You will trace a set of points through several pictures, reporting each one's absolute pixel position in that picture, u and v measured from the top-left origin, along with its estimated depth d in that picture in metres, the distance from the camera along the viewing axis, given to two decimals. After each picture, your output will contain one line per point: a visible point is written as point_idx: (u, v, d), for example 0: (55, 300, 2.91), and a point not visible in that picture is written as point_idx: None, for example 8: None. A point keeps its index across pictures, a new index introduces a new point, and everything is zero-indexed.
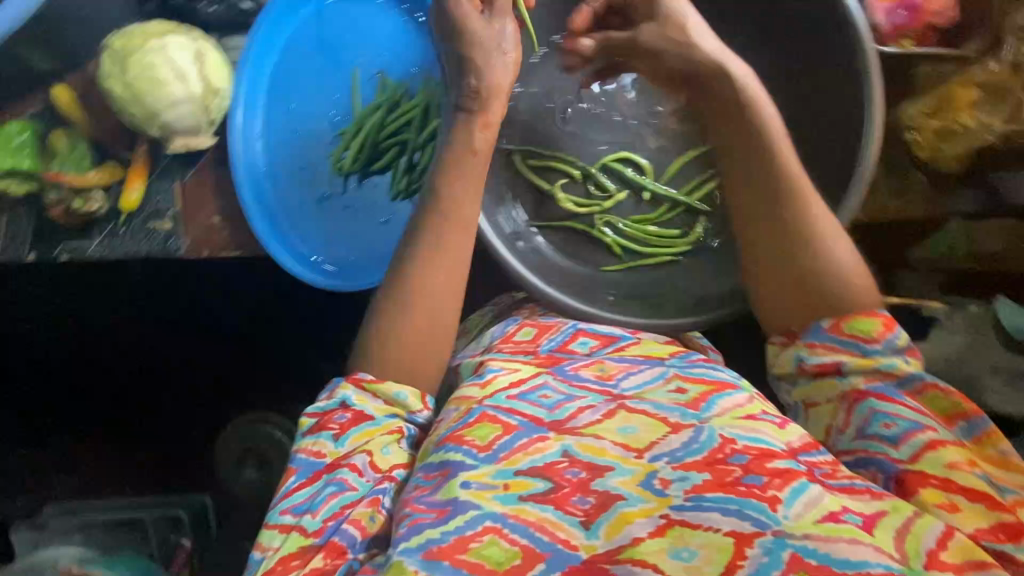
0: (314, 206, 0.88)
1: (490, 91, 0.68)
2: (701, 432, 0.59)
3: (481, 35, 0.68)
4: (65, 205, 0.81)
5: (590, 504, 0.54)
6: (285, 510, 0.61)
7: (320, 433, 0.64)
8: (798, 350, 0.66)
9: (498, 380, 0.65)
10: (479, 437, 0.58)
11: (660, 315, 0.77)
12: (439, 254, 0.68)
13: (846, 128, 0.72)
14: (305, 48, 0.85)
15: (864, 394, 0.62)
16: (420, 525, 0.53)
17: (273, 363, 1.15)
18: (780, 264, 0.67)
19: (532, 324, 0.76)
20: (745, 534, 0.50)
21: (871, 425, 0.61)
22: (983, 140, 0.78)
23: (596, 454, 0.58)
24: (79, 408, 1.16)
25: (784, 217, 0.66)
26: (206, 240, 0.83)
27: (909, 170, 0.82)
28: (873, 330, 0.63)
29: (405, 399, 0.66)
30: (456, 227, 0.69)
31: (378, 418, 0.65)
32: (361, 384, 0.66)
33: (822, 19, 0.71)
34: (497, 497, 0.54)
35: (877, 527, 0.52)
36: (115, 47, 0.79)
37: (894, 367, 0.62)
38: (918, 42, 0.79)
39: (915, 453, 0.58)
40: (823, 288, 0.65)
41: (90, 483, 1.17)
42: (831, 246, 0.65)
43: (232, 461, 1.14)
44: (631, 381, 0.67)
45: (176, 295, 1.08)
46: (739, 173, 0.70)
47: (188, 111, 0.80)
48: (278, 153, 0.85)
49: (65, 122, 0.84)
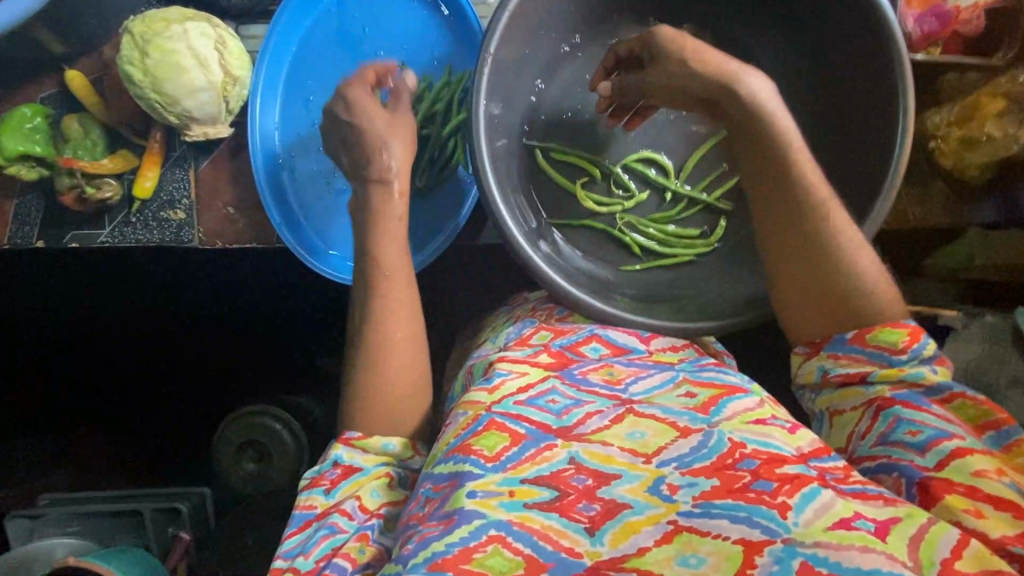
0: (330, 198, 0.85)
1: (399, 168, 0.71)
2: (710, 437, 0.59)
3: (378, 125, 0.72)
4: (78, 190, 0.79)
5: (595, 511, 0.53)
6: (278, 557, 0.60)
7: (313, 488, 0.63)
8: (822, 362, 0.65)
9: (506, 385, 0.64)
10: (487, 446, 0.57)
11: (684, 318, 0.76)
12: (391, 308, 0.68)
13: (873, 134, 0.72)
14: (326, 39, 0.83)
15: (890, 401, 0.61)
16: (428, 539, 0.51)
17: (283, 356, 1.15)
18: (804, 275, 0.65)
19: (548, 328, 0.75)
20: (753, 542, 0.49)
21: (894, 432, 0.60)
22: (1007, 149, 0.77)
23: (603, 461, 0.57)
24: (83, 398, 1.14)
25: (811, 227, 0.65)
26: (219, 232, 0.83)
27: (931, 179, 0.82)
28: (899, 341, 0.61)
29: (394, 448, 0.66)
30: (396, 282, 0.69)
31: (367, 468, 0.64)
32: (351, 442, 0.65)
33: (853, 24, 0.71)
34: (503, 504, 0.53)
35: (891, 534, 0.50)
36: (134, 31, 0.76)
37: (922, 376, 0.61)
38: (944, 49, 0.79)
39: (940, 460, 0.56)
40: (848, 299, 0.64)
41: (89, 474, 1.15)
42: (859, 255, 0.64)
43: (233, 450, 1.11)
44: (640, 385, 0.67)
45: (184, 286, 1.07)
46: (765, 185, 0.67)
47: (210, 99, 0.78)
48: (296, 145, 0.83)
49: (79, 107, 0.82)
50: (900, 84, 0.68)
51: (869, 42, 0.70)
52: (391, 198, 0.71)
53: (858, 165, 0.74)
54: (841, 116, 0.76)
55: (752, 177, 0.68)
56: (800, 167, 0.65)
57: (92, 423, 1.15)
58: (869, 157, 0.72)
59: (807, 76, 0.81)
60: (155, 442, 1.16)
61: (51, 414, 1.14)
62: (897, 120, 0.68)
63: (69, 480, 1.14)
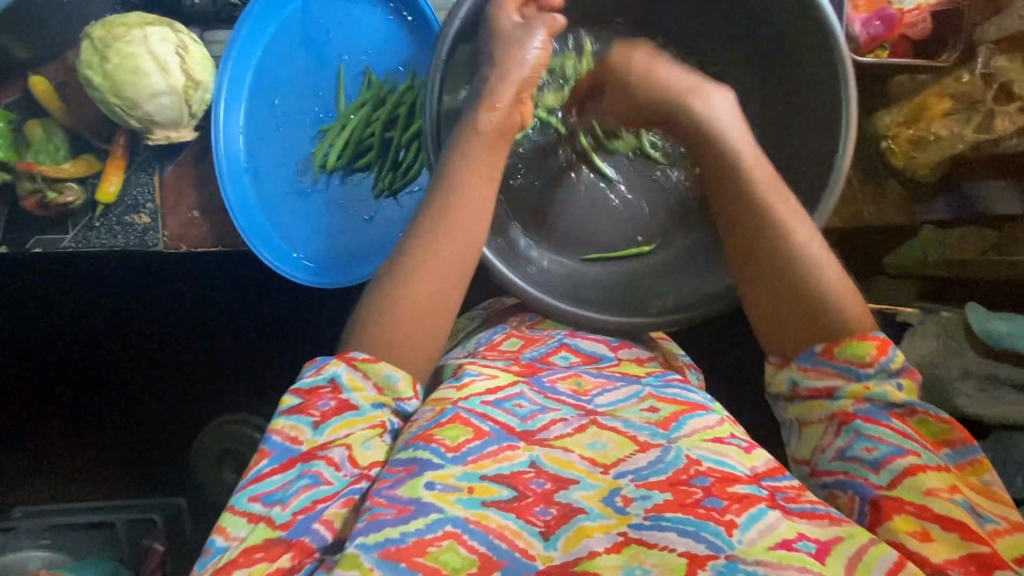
0: (295, 198, 0.86)
1: (500, 78, 0.70)
2: (667, 451, 0.56)
3: (506, 31, 0.71)
4: (40, 196, 0.79)
5: (551, 515, 0.52)
6: (254, 498, 0.53)
7: (299, 416, 0.57)
8: (791, 373, 0.62)
9: (475, 383, 0.61)
10: (449, 436, 0.55)
11: (639, 313, 0.76)
12: (428, 260, 0.64)
13: (821, 130, 0.73)
14: (291, 44, 0.84)
15: (852, 416, 0.58)
16: (380, 521, 0.50)
17: (255, 365, 1.13)
18: (773, 286, 0.63)
19: (518, 335, 0.74)
20: (698, 556, 0.48)
21: (852, 447, 0.57)
22: (956, 148, 0.80)
23: (561, 466, 0.55)
24: (53, 409, 1.13)
25: (771, 237, 0.63)
26: (183, 235, 0.83)
27: (885, 179, 0.85)
28: (865, 353, 0.59)
29: (397, 383, 0.59)
30: (465, 214, 0.66)
31: (362, 408, 0.58)
32: (354, 362, 0.59)
33: (797, 29, 0.73)
34: (460, 500, 0.51)
35: (830, 556, 0.49)
36: (93, 36, 0.77)
37: (888, 395, 0.57)
38: (892, 52, 0.82)
39: (894, 478, 0.54)
40: (820, 313, 0.61)
41: (63, 487, 1.14)
42: (827, 269, 0.62)
43: (209, 464, 1.11)
44: (605, 398, 0.64)
45: (157, 293, 1.06)
46: (725, 196, 0.66)
47: (170, 103, 0.80)
48: (259, 149, 0.84)
49: (41, 111, 0.82)
50: (841, 82, 0.69)
51: (814, 42, 0.71)
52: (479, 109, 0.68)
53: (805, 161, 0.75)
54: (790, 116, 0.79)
55: (717, 188, 0.68)
56: (756, 181, 0.65)
57: (61, 434, 1.13)
58: (815, 151, 0.74)
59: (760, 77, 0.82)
60: (128, 454, 1.14)
61: (21, 424, 1.13)
62: (840, 120, 0.69)
63: (42, 490, 1.13)
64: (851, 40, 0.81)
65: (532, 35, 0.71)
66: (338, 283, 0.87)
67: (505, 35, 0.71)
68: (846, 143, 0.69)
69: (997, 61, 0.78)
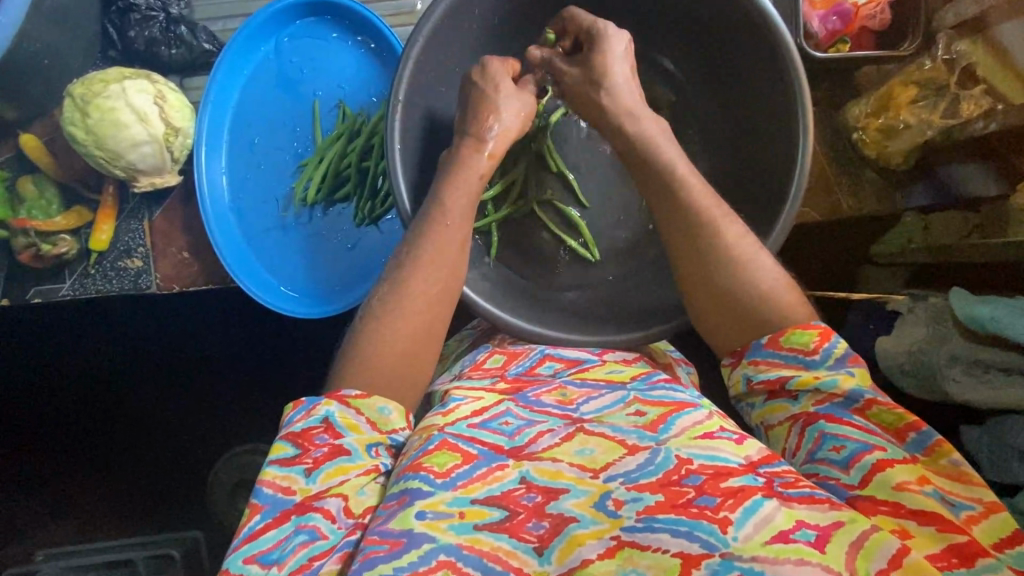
0: (279, 233, 0.89)
1: (502, 133, 0.72)
2: (656, 453, 0.54)
3: (497, 100, 0.72)
4: (35, 248, 0.83)
5: (544, 528, 0.51)
6: (250, 559, 0.51)
7: (291, 466, 0.55)
8: (744, 369, 0.61)
9: (461, 408, 0.60)
10: (438, 463, 0.54)
11: (622, 330, 0.75)
12: (396, 288, 0.65)
13: (778, 126, 0.73)
14: (267, 87, 0.87)
15: (815, 416, 0.56)
16: (373, 560, 0.48)
17: (260, 396, 1.14)
18: (705, 288, 0.64)
19: (502, 352, 0.74)
20: (692, 556, 0.47)
21: (819, 449, 0.55)
22: (925, 135, 0.86)
23: (551, 477, 0.54)
24: (69, 454, 1.15)
25: (696, 235, 0.64)
26: (176, 276, 0.87)
27: (863, 167, 0.94)
28: (809, 341, 0.57)
29: (389, 415, 0.59)
30: (423, 237, 0.67)
31: (356, 453, 0.56)
32: (346, 400, 0.58)
33: (744, 33, 0.73)
34: (452, 527, 0.50)
35: (831, 543, 0.47)
36: (74, 94, 0.81)
37: (837, 383, 0.55)
38: (855, 44, 0.88)
39: (865, 476, 0.51)
40: (741, 304, 0.62)
41: (83, 528, 1.16)
42: (753, 261, 0.63)
43: (225, 493, 1.13)
44: (591, 405, 0.62)
45: (160, 330, 1.09)
46: (655, 203, 0.67)
47: (152, 151, 0.83)
48: (243, 188, 0.87)
49: (34, 167, 0.86)
50: (796, 84, 0.69)
51: (761, 47, 0.72)
52: (479, 154, 0.71)
53: (764, 160, 0.76)
54: (746, 117, 0.78)
55: (681, 219, 0.65)
56: (688, 187, 0.65)
57: (80, 478, 1.16)
58: (775, 150, 0.74)
59: (723, 80, 0.81)
60: (143, 491, 1.16)
61: (39, 472, 1.15)
62: (798, 123, 0.69)
63: (66, 531, 1.16)
64: (811, 37, 0.87)
65: (522, 103, 0.74)
66: (324, 313, 0.87)
67: (493, 72, 0.73)
68: (806, 148, 0.69)
69: (957, 46, 0.84)
